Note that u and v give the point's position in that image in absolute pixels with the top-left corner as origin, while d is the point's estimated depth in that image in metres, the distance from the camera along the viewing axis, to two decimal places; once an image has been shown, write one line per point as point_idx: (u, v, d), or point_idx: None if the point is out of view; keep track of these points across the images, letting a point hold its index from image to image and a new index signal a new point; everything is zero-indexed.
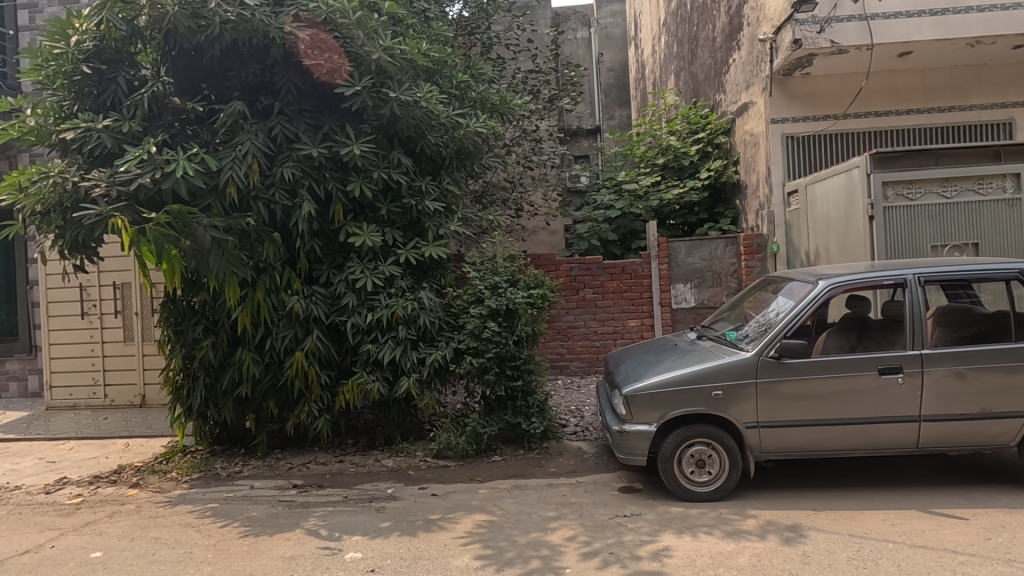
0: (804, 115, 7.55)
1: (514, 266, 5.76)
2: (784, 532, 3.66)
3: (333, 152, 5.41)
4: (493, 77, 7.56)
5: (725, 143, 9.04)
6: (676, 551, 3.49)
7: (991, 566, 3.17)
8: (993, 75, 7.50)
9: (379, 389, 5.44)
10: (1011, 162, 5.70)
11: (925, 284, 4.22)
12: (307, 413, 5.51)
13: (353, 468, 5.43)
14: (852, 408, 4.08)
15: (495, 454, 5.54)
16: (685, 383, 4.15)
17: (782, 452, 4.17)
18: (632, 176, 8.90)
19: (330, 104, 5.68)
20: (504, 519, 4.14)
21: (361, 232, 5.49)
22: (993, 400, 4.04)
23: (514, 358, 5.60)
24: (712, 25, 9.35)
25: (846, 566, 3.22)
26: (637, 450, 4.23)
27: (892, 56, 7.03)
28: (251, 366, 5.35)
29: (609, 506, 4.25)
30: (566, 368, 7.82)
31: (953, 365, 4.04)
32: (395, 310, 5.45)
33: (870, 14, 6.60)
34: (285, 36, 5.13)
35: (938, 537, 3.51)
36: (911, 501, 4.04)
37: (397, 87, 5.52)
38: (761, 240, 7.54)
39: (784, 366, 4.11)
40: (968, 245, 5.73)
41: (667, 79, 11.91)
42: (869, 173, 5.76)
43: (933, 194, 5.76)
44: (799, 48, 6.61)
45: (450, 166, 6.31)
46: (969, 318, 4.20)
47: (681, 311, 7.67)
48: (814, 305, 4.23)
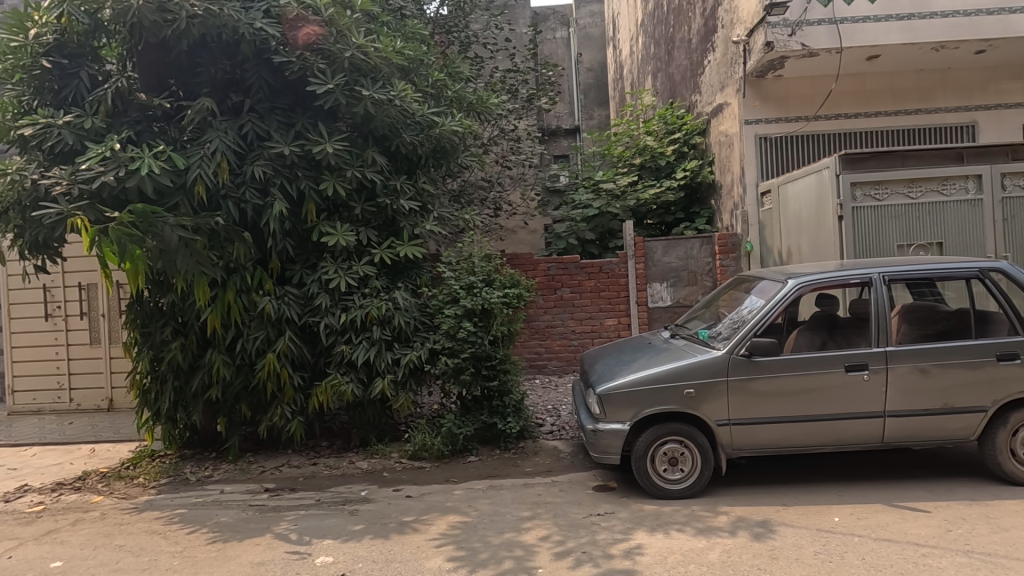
0: (777, 116, 7.68)
1: (490, 266, 5.73)
2: (754, 528, 3.71)
3: (306, 151, 5.34)
4: (469, 75, 7.55)
5: (701, 144, 9.12)
6: (648, 549, 3.51)
7: (951, 557, 3.25)
8: (958, 79, 7.70)
9: (353, 390, 5.38)
10: (973, 164, 5.87)
11: (890, 283, 4.32)
12: (279, 416, 5.42)
13: (327, 470, 5.36)
14: (820, 404, 4.15)
15: (471, 455, 5.53)
16: (658, 382, 4.19)
17: (753, 449, 4.22)
18: (610, 176, 8.97)
19: (304, 102, 5.63)
20: (478, 520, 4.12)
21: (334, 232, 5.42)
22: (956, 396, 4.14)
23: (490, 358, 5.58)
24: (688, 26, 9.45)
25: (812, 561, 3.27)
26: (611, 449, 4.25)
27: (860, 59, 7.17)
28: (221, 368, 5.24)
29: (583, 505, 4.27)
30: (544, 368, 7.84)
31: (917, 361, 4.13)
32: (368, 310, 5.39)
33: (839, 18, 6.73)
34: (255, 32, 5.04)
35: (901, 530, 3.59)
36: (877, 495, 4.13)
37: (371, 85, 5.46)
38: (735, 240, 7.66)
39: (754, 365, 4.17)
40: (933, 244, 5.89)
41: (644, 80, 12.00)
42: (838, 174, 5.88)
43: (899, 195, 5.90)
44: (771, 50, 6.74)
45: (426, 165, 6.25)
46: (933, 315, 4.30)
47: (657, 309, 7.74)
48: (783, 304, 4.30)
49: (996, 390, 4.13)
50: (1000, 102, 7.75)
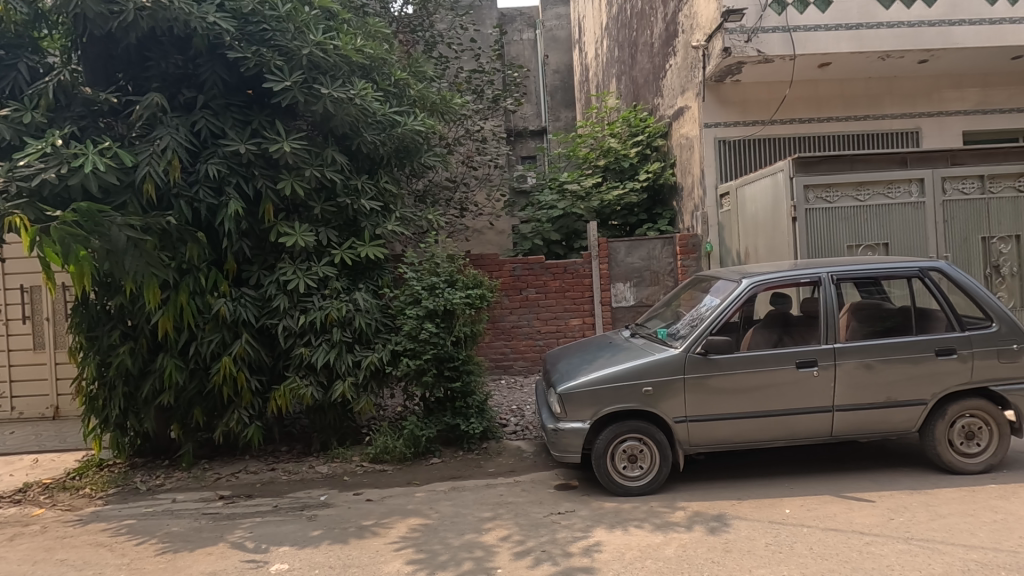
0: (735, 120, 7.88)
1: (453, 266, 5.71)
2: (709, 522, 3.79)
3: (263, 149, 5.22)
4: (434, 75, 7.51)
5: (663, 146, 9.27)
6: (607, 546, 3.55)
7: (892, 544, 3.39)
8: (903, 87, 8.05)
9: (313, 393, 5.28)
10: (916, 168, 6.14)
11: (839, 283, 4.47)
12: (236, 421, 5.27)
13: (286, 476, 5.25)
14: (772, 399, 4.28)
15: (434, 456, 5.50)
16: (618, 381, 4.25)
17: (709, 444, 4.33)
18: (574, 177, 9.06)
19: (260, 99, 5.51)
20: (439, 522, 4.10)
21: (293, 232, 5.31)
22: (899, 390, 4.32)
23: (452, 359, 5.54)
24: (651, 31, 9.61)
25: (764, 552, 3.37)
26: (572, 447, 4.29)
27: (812, 66, 7.43)
28: (173, 373, 5.06)
29: (544, 504, 4.29)
30: (509, 368, 7.86)
31: (862, 357, 4.30)
32: (328, 312, 5.30)
33: (792, 26, 6.97)
34: (208, 27, 4.90)
35: (848, 520, 3.73)
36: (826, 487, 4.28)
37: (330, 83, 5.36)
38: (695, 240, 7.83)
39: (710, 362, 4.27)
40: (879, 245, 6.16)
41: (609, 82, 12.15)
42: (792, 177, 6.09)
43: (849, 198, 6.13)
44: (728, 55, 6.93)
45: (389, 164, 6.18)
46: (878, 313, 4.47)
47: (621, 309, 7.84)
48: (737, 303, 4.42)
49: (935, 384, 4.33)
50: (942, 110, 8.11)
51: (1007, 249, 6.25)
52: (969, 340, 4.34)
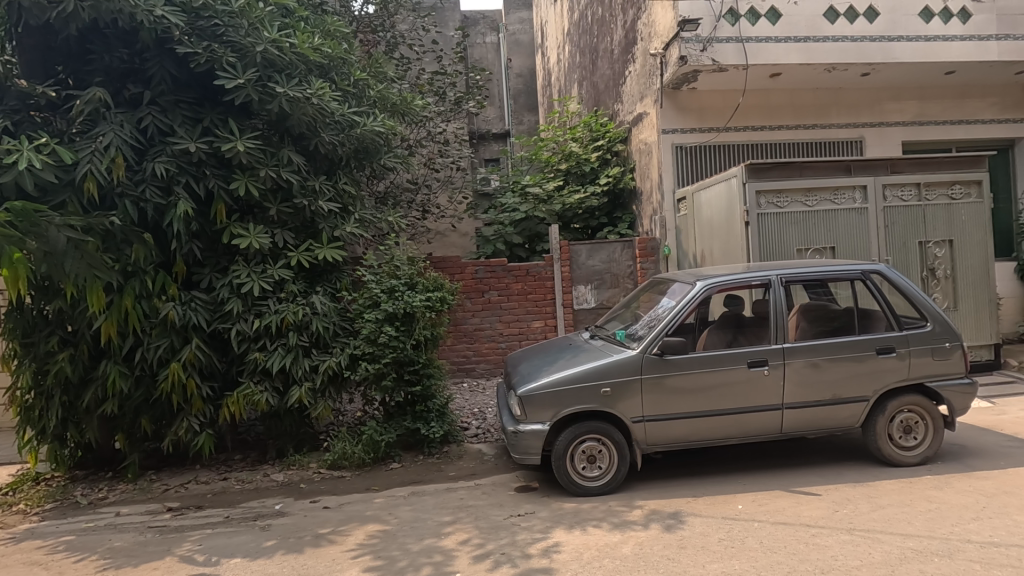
0: (692, 126, 8.11)
1: (413, 269, 5.65)
2: (665, 520, 3.87)
3: (214, 147, 5.05)
4: (395, 76, 7.44)
5: (623, 151, 9.42)
6: (565, 547, 3.58)
7: (836, 535, 3.53)
8: (849, 98, 8.43)
9: (268, 400, 5.14)
10: (860, 175, 6.45)
11: (788, 285, 4.64)
12: (185, 429, 5.07)
13: (239, 485, 5.09)
14: (725, 399, 4.40)
15: (394, 461, 5.43)
16: (578, 382, 4.29)
17: (665, 443, 4.42)
18: (537, 180, 9.13)
19: (212, 97, 5.34)
20: (398, 527, 4.05)
21: (247, 233, 5.16)
22: (843, 387, 4.51)
23: (412, 362, 5.46)
24: (611, 37, 9.77)
25: (717, 547, 3.46)
26: (532, 449, 4.31)
27: (764, 76, 7.71)
28: (117, 381, 4.81)
29: (505, 507, 4.30)
30: (471, 371, 7.85)
31: (810, 356, 4.47)
32: (284, 315, 5.17)
33: (745, 37, 7.21)
34: (155, 20, 4.72)
35: (796, 513, 3.87)
36: (776, 482, 4.43)
37: (286, 81, 5.24)
38: (654, 244, 7.99)
39: (667, 363, 4.36)
40: (826, 248, 6.44)
41: (571, 87, 12.29)
42: (744, 182, 6.29)
43: (798, 203, 6.39)
44: (685, 64, 7.15)
45: (348, 165, 6.08)
46: (825, 314, 4.66)
47: (583, 311, 7.92)
48: (692, 304, 4.54)
49: (876, 381, 4.54)
50: (883, 120, 8.54)
51: (941, 253, 6.63)
52: (907, 339, 4.57)
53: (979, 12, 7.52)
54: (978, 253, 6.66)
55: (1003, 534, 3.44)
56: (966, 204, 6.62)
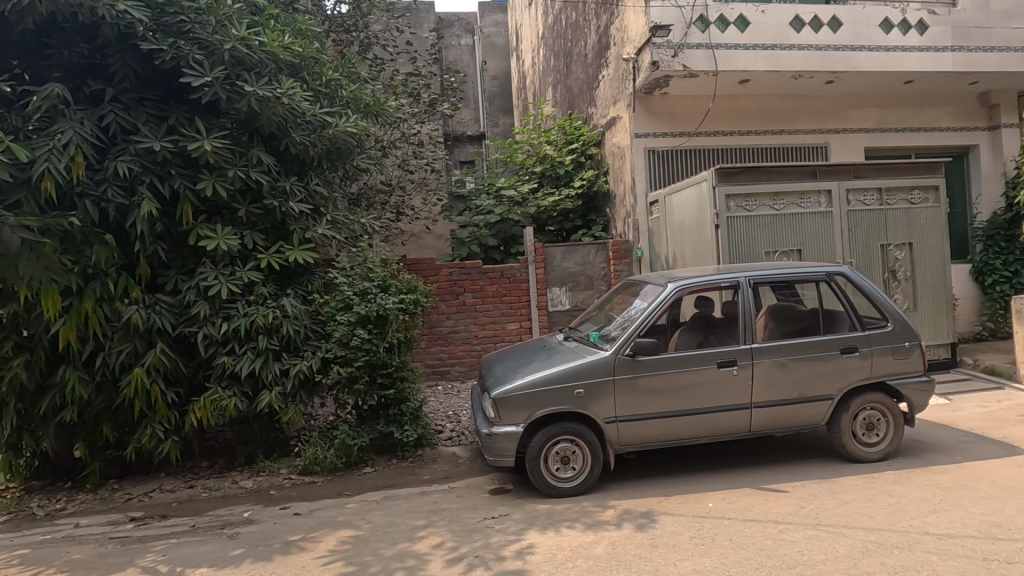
0: (664, 131, 8.24)
1: (386, 271, 5.60)
2: (638, 519, 3.91)
3: (180, 147, 4.93)
4: (368, 76, 7.37)
5: (596, 154, 9.50)
6: (539, 548, 3.58)
7: (802, 530, 3.62)
8: (814, 105, 8.68)
9: (236, 405, 5.02)
10: (825, 180, 6.65)
11: (756, 287, 4.74)
12: (150, 436, 4.92)
13: (206, 492, 4.96)
14: (696, 398, 4.47)
15: (367, 466, 5.36)
16: (552, 384, 4.31)
17: (637, 444, 4.47)
18: (511, 183, 9.16)
19: (179, 95, 5.21)
20: (371, 532, 3.99)
21: (214, 235, 5.04)
22: (809, 386, 4.63)
23: (385, 366, 5.40)
24: (584, 42, 9.86)
25: (687, 545, 3.52)
26: (506, 451, 4.31)
27: (733, 82, 7.88)
28: (77, 387, 4.65)
29: (479, 509, 4.28)
30: (446, 374, 7.81)
31: (777, 356, 4.58)
32: (253, 318, 5.06)
33: (715, 44, 7.36)
34: (117, 15, 4.58)
35: (764, 510, 3.95)
36: (746, 480, 4.52)
37: (255, 80, 5.14)
38: (627, 246, 8.07)
39: (639, 364, 4.41)
40: (793, 251, 6.61)
41: (545, 90, 12.35)
42: (714, 186, 6.41)
43: (766, 207, 6.54)
44: (656, 69, 7.26)
45: (319, 166, 6.00)
46: (792, 315, 4.78)
47: (558, 313, 7.96)
48: (664, 306, 4.61)
49: (840, 380, 4.67)
50: (847, 127, 8.81)
51: (902, 256, 6.86)
52: (869, 339, 4.71)
53: (936, 24, 7.82)
54: (936, 255, 6.92)
55: (959, 526, 3.58)
56: (924, 208, 6.87)
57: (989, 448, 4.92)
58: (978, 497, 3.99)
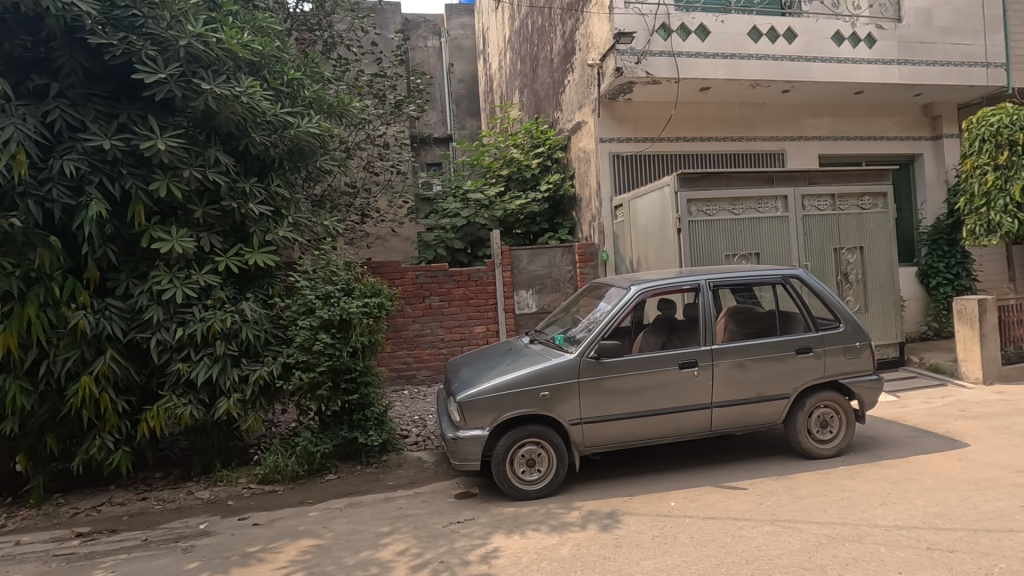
0: (628, 136, 8.38)
1: (350, 274, 5.49)
2: (602, 520, 3.95)
3: (132, 145, 4.75)
4: (332, 76, 7.25)
5: (562, 158, 9.57)
6: (504, 552, 3.58)
7: (760, 526, 3.72)
8: (772, 113, 8.97)
9: (192, 413, 4.85)
10: (781, 186, 6.87)
11: (716, 289, 4.86)
12: (98, 447, 4.70)
13: (159, 505, 4.77)
14: (658, 399, 4.55)
15: (330, 473, 5.25)
16: (517, 386, 4.32)
17: (602, 445, 4.52)
18: (478, 186, 9.17)
19: (131, 92, 5.03)
20: (333, 541, 3.91)
21: (168, 237, 4.86)
22: (767, 385, 4.77)
23: (349, 370, 5.30)
24: (551, 46, 9.94)
25: (650, 544, 3.57)
26: (471, 455, 4.30)
27: (694, 90, 8.09)
28: (18, 397, 4.41)
29: (444, 514, 4.25)
30: (412, 378, 7.74)
31: (736, 357, 4.70)
32: (211, 323, 4.91)
33: (677, 52, 7.53)
34: (63, 8, 4.39)
35: (724, 507, 4.05)
36: (707, 478, 4.62)
37: (213, 78, 4.99)
38: (593, 249, 8.13)
39: (603, 366, 4.46)
40: (751, 254, 6.81)
41: (512, 94, 12.40)
42: (677, 191, 6.56)
43: (726, 211, 6.73)
44: (621, 75, 7.39)
45: (281, 166, 5.86)
46: (750, 316, 4.92)
47: (524, 316, 7.99)
48: (627, 308, 4.68)
49: (796, 379, 4.83)
50: (802, 134, 9.13)
51: (853, 259, 7.15)
52: (822, 339, 4.89)
53: (884, 38, 8.19)
54: (885, 258, 7.23)
55: (905, 518, 3.74)
56: (874, 214, 7.18)
57: (933, 443, 5.17)
58: (923, 490, 4.18)
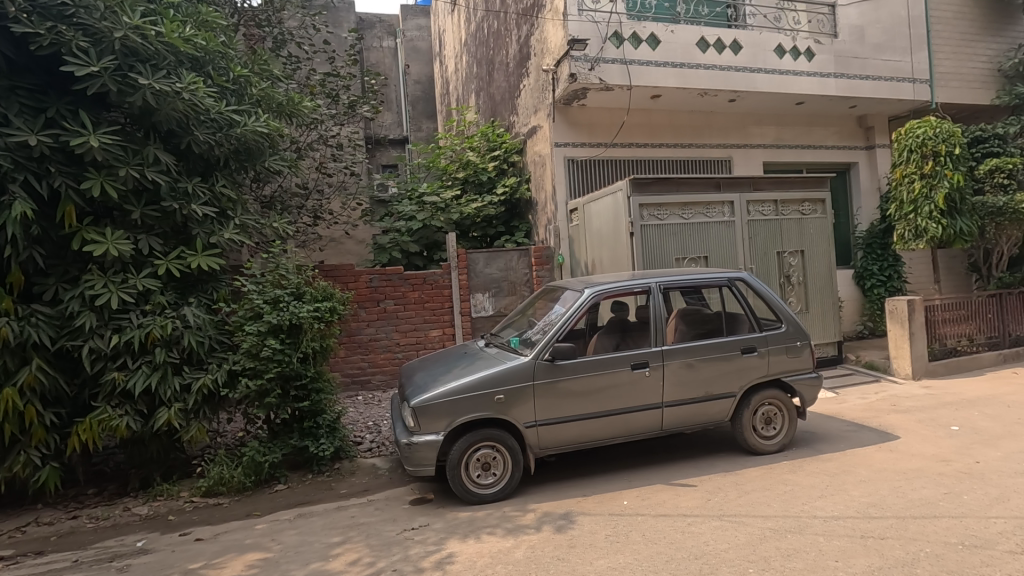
0: (582, 141, 8.51)
1: (301, 278, 5.32)
2: (557, 521, 3.98)
3: (61, 141, 4.47)
4: (281, 74, 7.04)
5: (519, 162, 9.61)
6: (459, 557, 3.55)
7: (709, 522, 3.84)
8: (719, 121, 9.30)
9: (129, 425, 4.60)
10: (728, 191, 7.13)
11: (666, 292, 4.99)
12: (23, 464, 4.40)
13: (92, 523, 4.50)
14: (612, 400, 4.63)
15: (279, 483, 5.09)
16: (472, 390, 4.31)
17: (557, 447, 4.56)
18: (434, 189, 9.11)
19: (61, 85, 4.75)
20: (282, 554, 3.79)
21: (103, 239, 4.60)
22: (715, 384, 4.93)
23: (299, 377, 5.14)
24: (506, 50, 9.99)
25: (603, 543, 3.62)
26: (426, 460, 4.25)
27: (645, 97, 8.30)
28: None
29: (398, 521, 4.18)
30: (366, 384, 7.60)
31: (686, 357, 4.83)
32: (150, 330, 4.67)
33: (628, 59, 7.71)
34: None
35: (674, 504, 4.15)
36: (659, 476, 4.73)
37: (152, 73, 4.77)
38: (549, 252, 8.19)
39: (558, 368, 4.50)
40: (700, 257, 7.02)
41: (468, 97, 12.38)
42: (629, 196, 6.70)
43: (676, 216, 6.92)
44: (575, 81, 7.50)
45: (226, 166, 5.65)
46: (699, 318, 5.07)
47: (480, 319, 7.96)
48: (581, 310, 4.74)
49: (742, 378, 5.00)
50: (748, 142, 9.50)
51: (795, 262, 7.48)
52: (766, 339, 5.09)
53: (822, 52, 8.63)
54: (823, 261, 7.60)
55: (841, 508, 3.94)
56: (814, 219, 7.54)
57: (868, 436, 5.46)
58: (858, 481, 4.40)
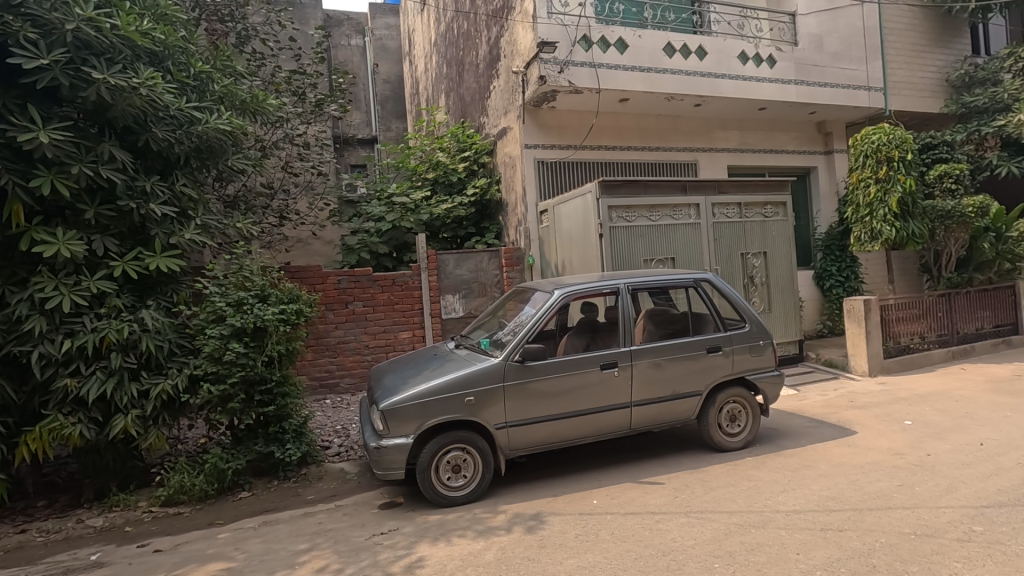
0: (552, 143, 8.56)
1: (265, 280, 5.18)
2: (527, 522, 3.99)
3: (8, 137, 4.26)
4: (244, 71, 6.86)
5: (489, 163, 9.61)
6: (429, 561, 3.52)
7: (676, 519, 3.91)
8: (685, 125, 9.49)
9: (82, 433, 4.41)
10: (694, 194, 7.28)
11: (635, 292, 5.06)
12: None
13: (42, 536, 4.30)
14: (581, 400, 4.66)
15: (243, 490, 4.95)
16: (442, 393, 4.28)
17: (527, 447, 4.57)
18: (403, 190, 9.03)
19: (7, 77, 4.53)
20: (246, 563, 3.69)
21: (54, 239, 4.40)
22: (682, 383, 5.02)
23: (264, 381, 5.01)
24: (476, 51, 9.98)
25: (573, 543, 3.64)
26: (395, 464, 4.20)
27: (614, 100, 8.40)
28: None
29: (367, 526, 4.12)
30: (335, 387, 7.48)
31: (653, 357, 4.91)
32: (104, 334, 4.49)
33: (597, 63, 7.78)
34: None
35: (643, 502, 4.21)
36: (628, 475, 4.79)
37: (107, 67, 4.59)
38: (519, 254, 8.21)
39: (528, 369, 4.51)
40: (667, 258, 7.14)
41: (438, 97, 12.31)
42: (598, 198, 6.77)
43: (643, 218, 7.03)
44: (544, 83, 7.54)
45: (187, 165, 5.48)
46: (666, 318, 5.15)
47: (451, 320, 7.92)
48: (551, 311, 4.77)
49: (708, 377, 5.11)
50: (713, 146, 9.71)
51: (758, 263, 7.69)
52: (730, 338, 5.21)
53: (783, 60, 8.89)
54: (785, 263, 7.83)
55: (802, 502, 4.06)
56: (776, 221, 7.75)
57: (827, 432, 5.65)
58: (818, 476, 4.55)
